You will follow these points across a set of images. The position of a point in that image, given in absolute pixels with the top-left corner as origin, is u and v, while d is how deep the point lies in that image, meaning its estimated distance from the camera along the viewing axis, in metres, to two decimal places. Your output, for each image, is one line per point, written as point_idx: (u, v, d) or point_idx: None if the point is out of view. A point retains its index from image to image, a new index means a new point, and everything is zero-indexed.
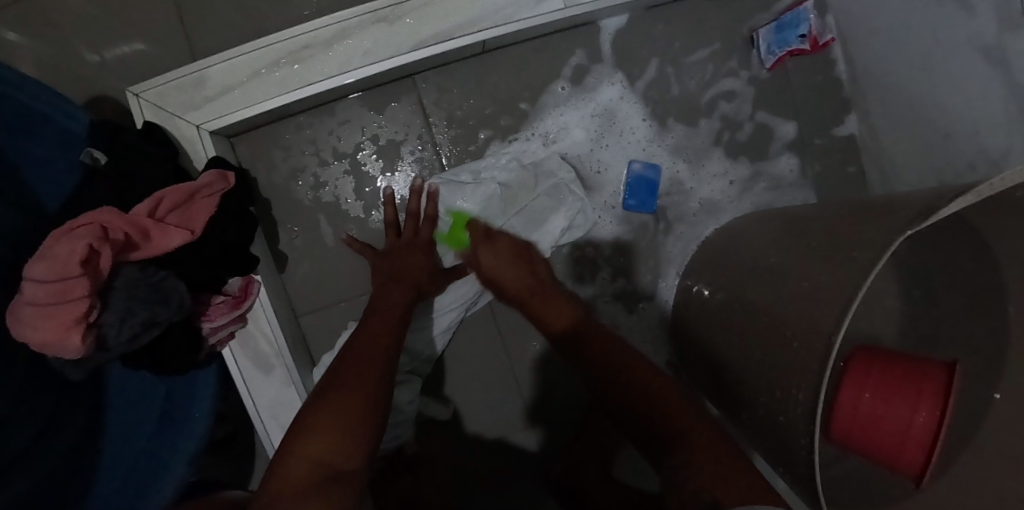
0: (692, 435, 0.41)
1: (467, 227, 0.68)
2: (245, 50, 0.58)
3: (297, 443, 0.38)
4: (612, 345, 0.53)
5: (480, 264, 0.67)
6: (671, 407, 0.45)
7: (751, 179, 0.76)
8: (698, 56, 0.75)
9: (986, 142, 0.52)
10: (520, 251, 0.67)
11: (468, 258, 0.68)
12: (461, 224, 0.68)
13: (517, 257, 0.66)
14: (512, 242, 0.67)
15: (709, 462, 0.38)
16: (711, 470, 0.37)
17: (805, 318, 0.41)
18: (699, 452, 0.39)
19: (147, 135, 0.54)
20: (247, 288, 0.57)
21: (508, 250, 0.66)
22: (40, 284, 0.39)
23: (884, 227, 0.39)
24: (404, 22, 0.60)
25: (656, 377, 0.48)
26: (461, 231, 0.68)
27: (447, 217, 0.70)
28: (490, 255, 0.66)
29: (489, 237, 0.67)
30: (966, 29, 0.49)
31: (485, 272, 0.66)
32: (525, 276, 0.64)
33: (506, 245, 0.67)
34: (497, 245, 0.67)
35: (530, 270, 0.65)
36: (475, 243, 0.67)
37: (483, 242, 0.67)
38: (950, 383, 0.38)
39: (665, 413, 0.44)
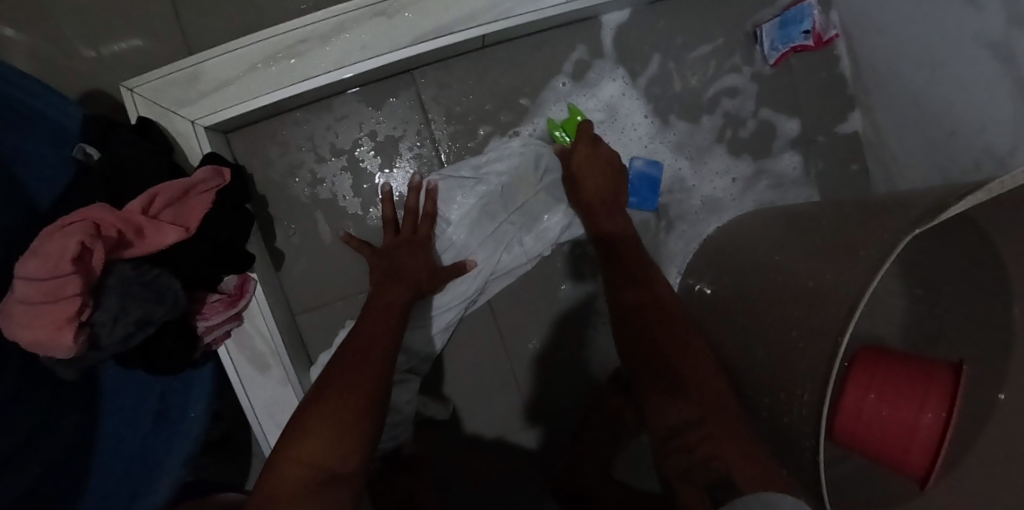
0: (707, 391, 0.44)
1: (580, 124, 0.70)
2: (240, 44, 0.57)
3: (291, 445, 0.37)
4: (654, 306, 0.55)
5: (569, 162, 0.67)
6: (688, 361, 0.47)
7: (754, 176, 0.76)
8: (700, 52, 0.74)
9: (991, 140, 0.52)
10: (616, 170, 0.67)
11: (565, 152, 0.69)
12: (577, 120, 0.71)
13: (615, 180, 0.67)
14: (611, 156, 0.68)
15: (725, 425, 0.41)
16: (727, 440, 0.40)
17: (810, 318, 0.40)
18: (712, 415, 0.42)
19: (142, 131, 0.53)
20: (243, 286, 0.57)
21: (603, 162, 0.67)
22: (29, 282, 0.38)
23: (891, 225, 0.38)
24: (402, 16, 0.59)
25: (681, 332, 0.50)
26: (576, 124, 0.71)
27: (566, 110, 0.72)
28: (583, 159, 0.67)
29: (595, 142, 0.67)
30: (972, 25, 0.49)
31: (575, 173, 0.67)
32: (609, 195, 0.66)
33: (604, 158, 0.67)
34: (599, 153, 0.67)
35: (612, 190, 0.66)
36: (579, 141, 0.67)
37: (586, 143, 0.67)
38: (956, 384, 0.37)
39: (686, 371, 0.46)
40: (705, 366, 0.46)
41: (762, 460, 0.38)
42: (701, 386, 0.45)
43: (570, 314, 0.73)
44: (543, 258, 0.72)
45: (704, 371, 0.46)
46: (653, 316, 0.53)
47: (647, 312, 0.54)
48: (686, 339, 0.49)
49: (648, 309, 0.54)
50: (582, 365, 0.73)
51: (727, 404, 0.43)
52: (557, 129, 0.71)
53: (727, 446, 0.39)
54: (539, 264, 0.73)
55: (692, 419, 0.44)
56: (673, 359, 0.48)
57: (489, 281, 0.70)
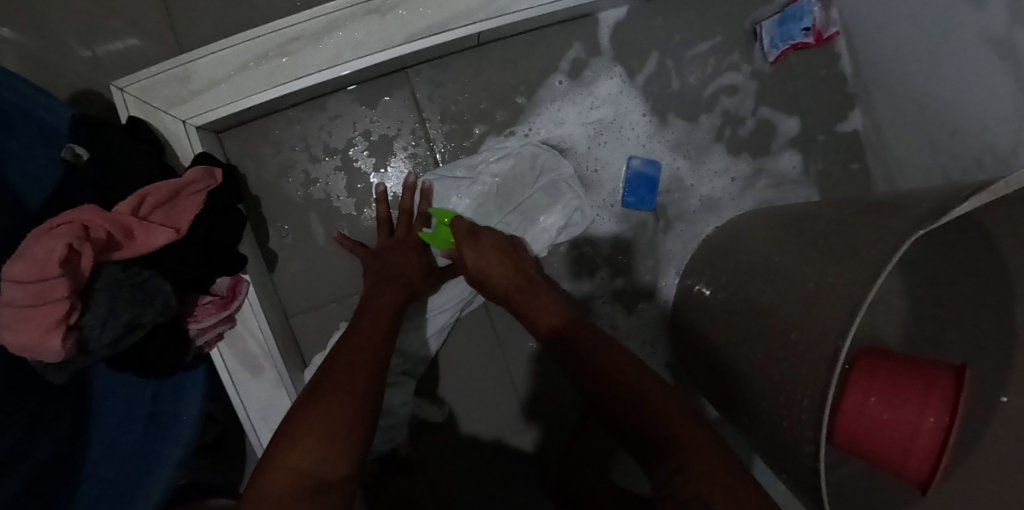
0: (693, 442, 0.35)
1: (452, 229, 0.63)
2: (231, 42, 0.56)
3: (281, 450, 0.37)
4: (598, 342, 0.46)
5: (464, 259, 0.60)
6: (658, 410, 0.38)
7: (753, 176, 0.75)
8: (699, 49, 0.73)
9: (993, 139, 0.51)
10: (512, 254, 0.60)
11: (453, 257, 0.63)
12: (446, 226, 0.63)
13: (505, 259, 0.59)
14: (500, 241, 0.61)
15: (718, 478, 0.32)
16: (727, 498, 0.30)
17: (809, 320, 0.39)
18: (699, 467, 0.32)
19: (132, 130, 0.53)
20: (236, 288, 0.57)
21: (497, 248, 0.60)
22: (16, 285, 0.37)
23: (891, 227, 0.37)
24: (397, 13, 0.58)
25: (641, 374, 0.41)
26: (446, 231, 0.64)
27: (432, 219, 0.66)
28: (476, 253, 0.59)
29: (474, 235, 0.61)
30: (975, 22, 0.48)
31: (472, 268, 0.59)
32: (515, 275, 0.57)
33: (491, 245, 0.61)
34: (482, 245, 0.60)
35: (517, 271, 0.58)
36: (459, 242, 0.61)
37: (466, 241, 0.61)
38: (959, 388, 0.36)
39: (657, 418, 0.37)
40: (678, 413, 0.37)
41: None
42: (679, 434, 0.36)
43: None
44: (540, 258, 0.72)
45: (680, 420, 0.37)
46: (598, 351, 0.45)
47: (590, 344, 0.46)
48: (648, 386, 0.40)
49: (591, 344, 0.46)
50: None
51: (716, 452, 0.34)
52: (431, 241, 0.64)
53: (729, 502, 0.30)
54: None
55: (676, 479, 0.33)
56: (641, 403, 0.39)
57: None
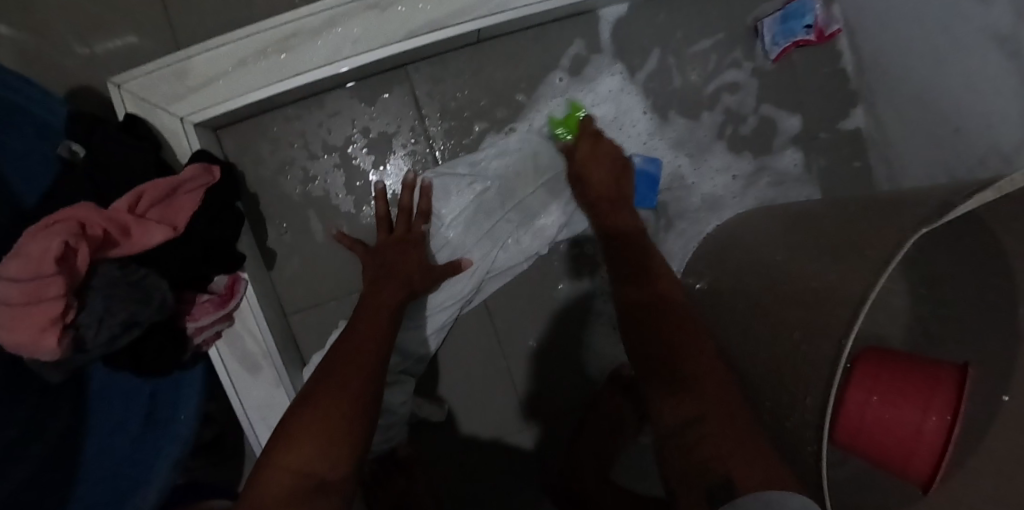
0: (712, 395, 0.39)
1: (581, 121, 0.69)
2: (229, 39, 0.56)
3: (279, 449, 0.37)
4: (659, 304, 0.50)
5: (574, 160, 0.67)
6: (692, 359, 0.42)
7: (755, 173, 0.75)
8: (701, 46, 0.73)
9: (997, 137, 0.50)
10: (618, 163, 0.67)
11: (568, 147, 0.69)
12: (576, 117, 0.70)
13: (617, 165, 0.66)
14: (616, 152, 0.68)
15: (725, 424, 0.36)
16: (726, 438, 0.35)
17: (811, 319, 0.39)
18: (710, 411, 0.37)
19: (128, 127, 0.52)
20: (234, 286, 0.55)
21: (610, 156, 0.67)
22: (12, 283, 0.36)
23: (895, 225, 0.37)
24: (395, 10, 0.58)
25: (691, 332, 0.46)
26: (575, 120, 0.70)
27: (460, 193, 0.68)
28: (587, 152, 0.67)
29: (597, 139, 0.68)
30: (979, 19, 0.47)
31: (579, 168, 0.67)
32: (611, 182, 0.65)
33: (608, 151, 0.67)
34: (600, 150, 0.67)
35: (618, 185, 0.65)
36: (581, 138, 0.68)
37: (587, 138, 0.68)
38: (962, 387, 0.36)
39: (686, 368, 0.42)
40: (711, 370, 0.41)
41: (765, 464, 0.32)
42: (705, 383, 0.40)
43: (566, 313, 0.72)
44: (540, 256, 0.71)
45: (708, 374, 0.41)
46: (661, 310, 0.49)
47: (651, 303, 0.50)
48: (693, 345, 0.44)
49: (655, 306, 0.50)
50: (580, 365, 0.72)
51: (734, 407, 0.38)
52: (556, 126, 0.70)
53: (723, 447, 0.34)
54: (536, 262, 0.72)
55: (688, 419, 0.38)
56: (676, 355, 0.43)
57: (485, 281, 0.70)
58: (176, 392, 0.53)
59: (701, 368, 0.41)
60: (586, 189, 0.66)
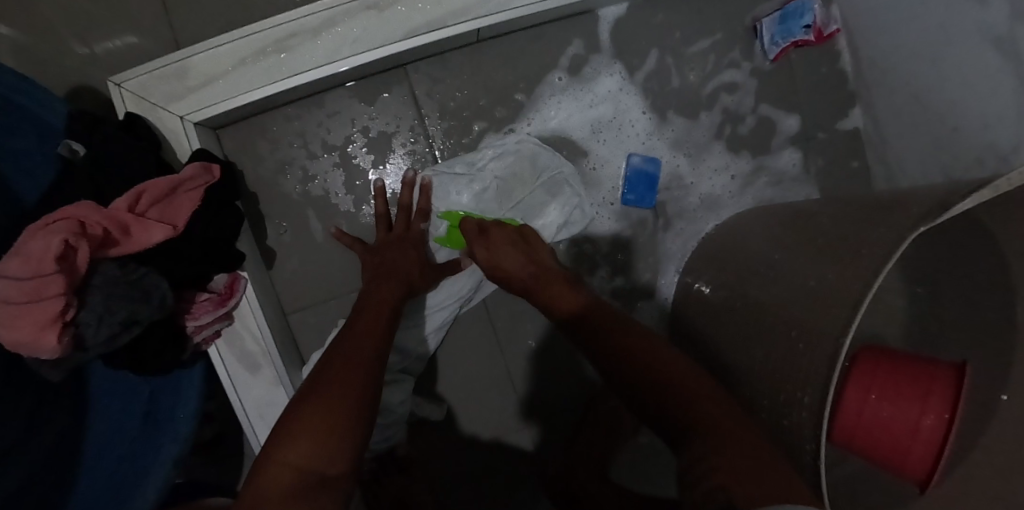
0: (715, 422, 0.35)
1: (463, 227, 0.66)
2: (229, 38, 0.56)
3: (279, 448, 0.37)
4: (630, 331, 0.47)
5: (477, 262, 0.63)
6: (689, 386, 0.39)
7: (753, 173, 0.75)
8: (699, 46, 0.73)
9: (995, 137, 0.51)
10: (524, 240, 0.62)
11: (466, 258, 0.66)
12: (457, 227, 0.67)
13: (526, 251, 0.61)
14: (508, 230, 0.63)
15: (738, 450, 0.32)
16: (738, 464, 0.30)
17: (808, 317, 0.39)
18: (718, 443, 0.33)
19: (129, 127, 0.52)
20: (234, 285, 0.56)
21: (508, 240, 0.61)
22: (12, 282, 0.36)
23: (892, 224, 0.37)
24: (395, 9, 0.58)
25: (679, 363, 0.42)
26: (458, 232, 0.67)
27: (462, 195, 0.68)
28: (488, 252, 0.61)
29: (483, 227, 0.62)
30: (976, 19, 0.48)
31: (488, 263, 0.61)
32: (531, 269, 0.58)
33: (500, 235, 0.62)
34: (496, 234, 0.62)
35: (538, 268, 0.58)
36: (470, 242, 0.63)
37: (478, 241, 0.62)
38: (960, 385, 0.36)
39: (681, 401, 0.37)
40: (710, 399, 0.37)
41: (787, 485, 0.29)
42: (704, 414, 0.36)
43: None
44: None
45: (709, 404, 0.37)
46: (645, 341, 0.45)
47: (630, 335, 0.47)
48: (684, 373, 0.40)
49: (628, 336, 0.46)
50: (578, 364, 0.73)
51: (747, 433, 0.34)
52: (444, 242, 0.68)
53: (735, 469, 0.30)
54: None
55: (697, 456, 0.33)
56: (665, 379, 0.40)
57: (484, 280, 0.70)
58: (177, 391, 0.53)
59: (701, 397, 0.38)
60: (509, 283, 0.59)
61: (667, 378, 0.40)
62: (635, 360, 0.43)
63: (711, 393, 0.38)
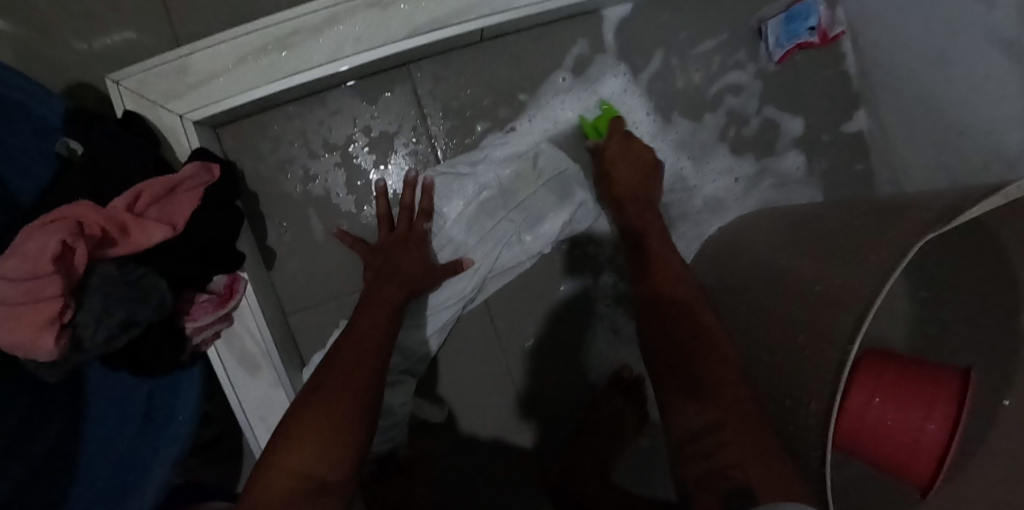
0: (728, 401, 0.39)
1: (612, 121, 0.69)
2: (230, 35, 0.55)
3: (280, 451, 0.36)
4: (676, 301, 0.52)
5: (609, 152, 0.67)
6: (710, 365, 0.43)
7: (756, 176, 0.74)
8: (704, 48, 0.73)
9: (1001, 141, 0.50)
10: (650, 166, 0.65)
11: (598, 148, 0.68)
12: (608, 117, 0.69)
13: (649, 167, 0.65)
14: (647, 150, 0.66)
15: (748, 438, 0.35)
16: (741, 445, 0.35)
17: (812, 325, 0.39)
18: (734, 424, 0.37)
19: (127, 125, 0.52)
20: (233, 286, 0.55)
21: (639, 158, 0.65)
22: (9, 282, 0.35)
23: (898, 229, 0.36)
24: (398, 8, 0.57)
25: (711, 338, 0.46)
26: (605, 122, 0.69)
27: (598, 108, 0.71)
28: (621, 152, 0.66)
29: (628, 138, 0.67)
30: (984, 22, 0.47)
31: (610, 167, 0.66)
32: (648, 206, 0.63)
33: (637, 154, 0.66)
34: (633, 148, 0.66)
35: (644, 181, 0.65)
36: (612, 136, 0.67)
37: (618, 139, 0.67)
38: (965, 391, 0.37)
39: (707, 377, 0.42)
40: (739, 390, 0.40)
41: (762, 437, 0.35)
42: (726, 391, 0.40)
43: (567, 315, 0.72)
44: (543, 255, 0.71)
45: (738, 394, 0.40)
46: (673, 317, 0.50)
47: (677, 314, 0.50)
48: (710, 351, 0.45)
49: (683, 321, 0.49)
50: (580, 367, 0.72)
51: (750, 413, 0.38)
52: (585, 126, 0.70)
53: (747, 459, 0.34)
54: (539, 261, 0.71)
55: (708, 424, 0.39)
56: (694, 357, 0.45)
57: (487, 280, 0.69)
58: (175, 392, 0.52)
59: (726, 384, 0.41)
60: (609, 188, 0.66)
61: (697, 357, 0.45)
62: (681, 337, 0.47)
63: (735, 381, 0.41)
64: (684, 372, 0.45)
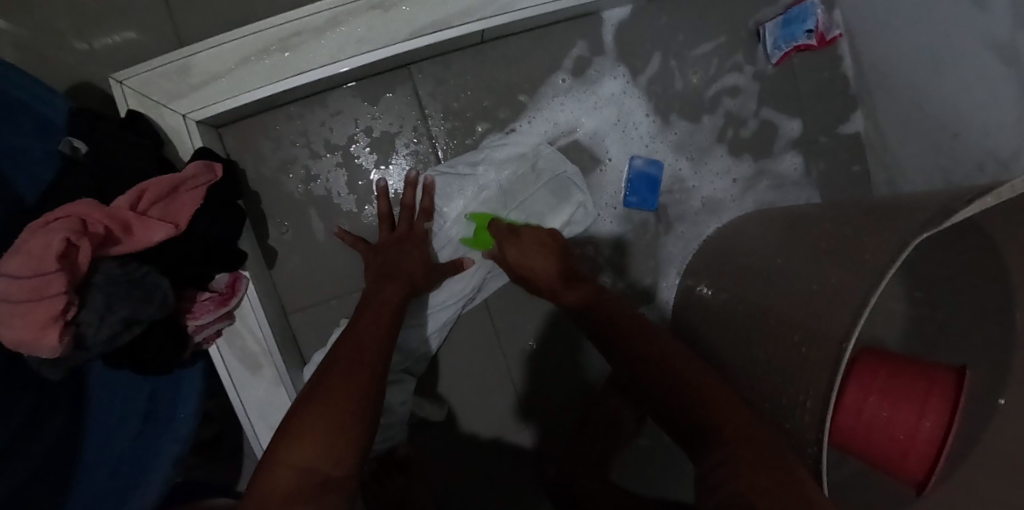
0: (732, 426, 0.36)
1: (490, 227, 0.66)
2: (232, 35, 0.56)
3: (282, 447, 0.37)
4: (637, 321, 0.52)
5: (507, 259, 0.63)
6: (701, 390, 0.39)
7: (754, 177, 0.75)
8: (703, 50, 0.73)
9: (996, 142, 0.51)
10: (551, 242, 0.63)
11: (496, 257, 0.65)
12: (485, 225, 0.66)
13: (545, 243, 0.62)
14: (539, 232, 0.64)
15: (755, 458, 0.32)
16: (747, 469, 0.32)
17: (809, 323, 0.39)
18: (738, 447, 0.34)
19: (130, 125, 0.52)
20: (235, 285, 0.56)
21: (539, 244, 0.62)
22: (13, 279, 0.36)
23: (893, 229, 0.37)
24: (400, 9, 0.58)
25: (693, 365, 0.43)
26: (484, 233, 0.66)
27: (469, 221, 0.67)
28: (519, 249, 0.62)
29: (515, 234, 0.63)
30: (978, 26, 0.48)
31: (511, 265, 0.63)
32: (552, 266, 0.60)
33: (531, 238, 0.63)
34: (523, 243, 0.63)
35: (550, 262, 0.61)
36: (501, 242, 0.64)
37: (507, 242, 0.63)
38: (960, 388, 0.37)
39: (700, 404, 0.38)
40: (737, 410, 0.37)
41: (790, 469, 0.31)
42: (726, 417, 0.37)
43: (566, 314, 0.72)
44: None
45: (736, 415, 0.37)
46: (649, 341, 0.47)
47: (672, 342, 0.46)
48: (695, 374, 0.41)
49: (656, 345, 0.46)
50: (580, 367, 0.73)
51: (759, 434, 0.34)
52: (470, 243, 0.67)
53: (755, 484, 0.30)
54: None
55: (714, 455, 0.35)
56: (683, 384, 0.41)
57: (487, 279, 0.70)
58: (177, 389, 0.52)
59: (722, 407, 0.37)
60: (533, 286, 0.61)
61: (685, 379, 0.41)
62: (673, 366, 0.43)
63: (732, 405, 0.38)
64: (676, 400, 0.40)
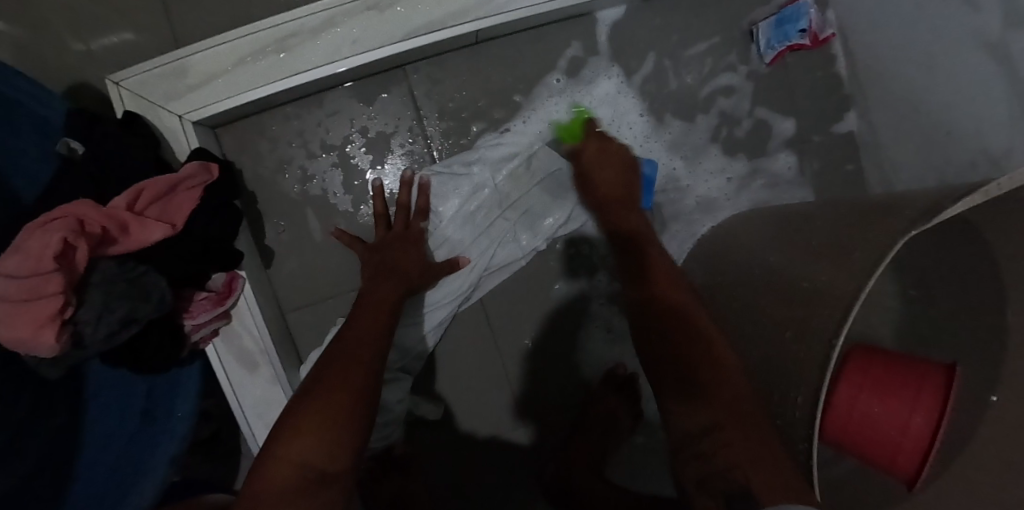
0: (727, 400, 0.40)
1: (584, 125, 0.70)
2: (229, 36, 0.56)
3: (278, 444, 0.37)
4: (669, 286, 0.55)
5: (581, 162, 0.69)
6: (708, 365, 0.44)
7: (749, 176, 0.75)
8: (697, 49, 0.74)
9: (987, 141, 0.51)
10: (625, 162, 0.67)
11: (573, 153, 0.70)
12: (581, 121, 0.71)
13: (624, 166, 0.67)
14: (622, 152, 0.68)
15: (743, 432, 0.37)
16: (737, 444, 0.36)
17: (800, 321, 0.39)
18: (730, 421, 0.38)
19: (127, 125, 0.52)
20: (232, 284, 0.56)
21: (616, 157, 0.68)
22: (11, 279, 0.36)
23: (882, 228, 0.37)
24: (395, 10, 0.58)
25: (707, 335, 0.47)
26: (577, 126, 0.71)
27: (570, 111, 0.72)
28: (596, 156, 0.68)
29: (601, 140, 0.69)
30: (969, 26, 0.48)
31: (585, 171, 0.68)
32: (619, 182, 0.66)
33: (613, 152, 0.68)
34: (605, 150, 0.68)
35: (625, 184, 0.66)
36: (587, 139, 0.69)
37: (593, 140, 0.69)
38: (948, 387, 0.37)
39: (705, 378, 0.43)
40: (735, 383, 0.41)
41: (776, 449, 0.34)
42: (724, 391, 0.41)
43: (562, 312, 0.73)
44: (538, 252, 0.72)
45: (732, 386, 0.41)
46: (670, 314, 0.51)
47: (680, 322, 0.49)
48: (703, 347, 0.46)
49: (672, 316, 0.51)
50: (576, 366, 0.73)
51: (749, 411, 0.39)
52: (561, 131, 0.71)
53: (743, 454, 0.35)
54: (534, 258, 0.72)
55: (709, 424, 0.40)
56: (692, 358, 0.45)
57: (483, 278, 0.70)
58: (174, 388, 0.53)
59: (724, 380, 0.42)
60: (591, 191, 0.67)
61: (691, 355, 0.46)
62: (678, 348, 0.47)
63: (733, 378, 0.42)
64: (685, 376, 0.45)
